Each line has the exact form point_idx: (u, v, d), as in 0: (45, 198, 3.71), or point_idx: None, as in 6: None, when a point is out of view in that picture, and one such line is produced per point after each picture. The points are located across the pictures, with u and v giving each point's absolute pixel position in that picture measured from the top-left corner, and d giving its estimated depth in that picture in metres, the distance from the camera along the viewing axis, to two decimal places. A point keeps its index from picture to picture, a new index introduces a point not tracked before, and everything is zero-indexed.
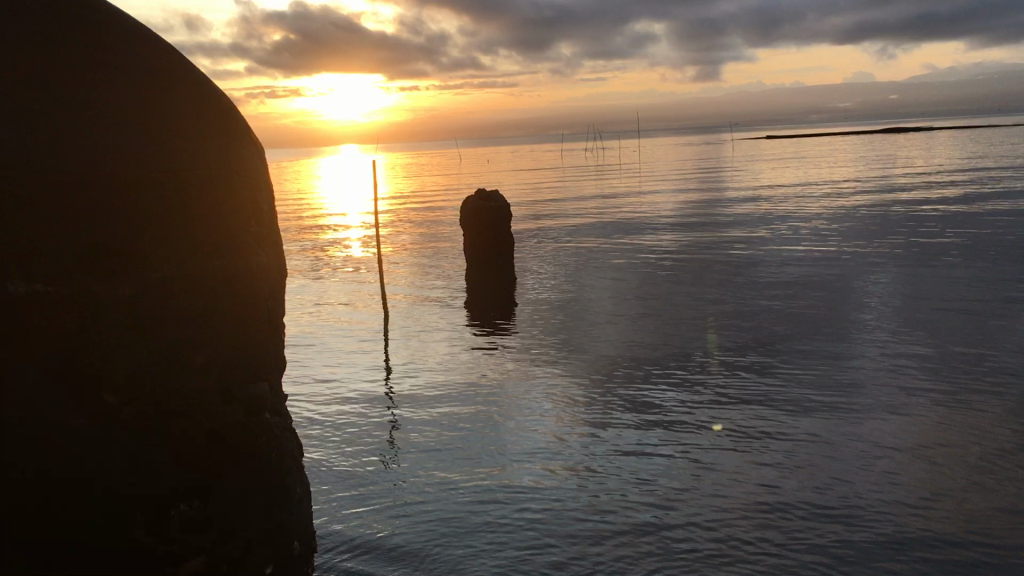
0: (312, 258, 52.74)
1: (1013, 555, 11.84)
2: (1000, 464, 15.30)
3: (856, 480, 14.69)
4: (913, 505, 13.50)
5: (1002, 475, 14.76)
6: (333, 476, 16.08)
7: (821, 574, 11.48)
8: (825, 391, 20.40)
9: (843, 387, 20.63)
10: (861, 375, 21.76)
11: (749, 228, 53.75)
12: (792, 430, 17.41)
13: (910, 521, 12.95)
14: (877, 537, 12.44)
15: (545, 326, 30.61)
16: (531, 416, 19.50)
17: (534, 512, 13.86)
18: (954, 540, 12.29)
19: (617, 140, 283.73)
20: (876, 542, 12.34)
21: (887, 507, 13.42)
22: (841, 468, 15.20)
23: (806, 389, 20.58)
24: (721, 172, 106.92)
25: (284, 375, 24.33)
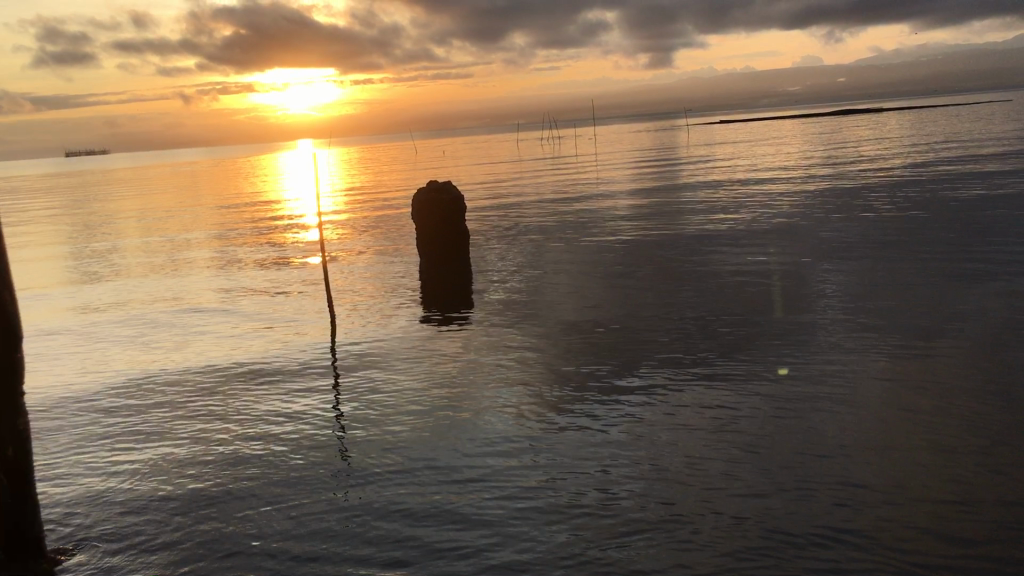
0: (270, 255, 52.41)
1: (948, 514, 12.85)
2: (957, 447, 15.75)
3: (807, 454, 15.56)
4: (862, 476, 14.42)
5: (942, 446, 15.82)
6: (301, 462, 16.50)
7: (774, 533, 12.33)
8: (783, 379, 20.73)
9: (805, 375, 21.00)
10: (820, 363, 22.15)
11: (705, 218, 54.80)
12: (751, 419, 17.70)
13: (858, 490, 13.85)
14: (838, 521, 12.68)
15: (506, 317, 31.22)
16: (491, 403, 20.10)
17: (503, 488, 14.49)
18: (899, 504, 13.22)
19: (570, 132, 284.77)
20: (827, 506, 13.22)
21: (836, 478, 14.35)
22: (793, 443, 16.06)
23: (765, 378, 20.98)
24: (677, 159, 108.09)
25: (248, 369, 24.59)
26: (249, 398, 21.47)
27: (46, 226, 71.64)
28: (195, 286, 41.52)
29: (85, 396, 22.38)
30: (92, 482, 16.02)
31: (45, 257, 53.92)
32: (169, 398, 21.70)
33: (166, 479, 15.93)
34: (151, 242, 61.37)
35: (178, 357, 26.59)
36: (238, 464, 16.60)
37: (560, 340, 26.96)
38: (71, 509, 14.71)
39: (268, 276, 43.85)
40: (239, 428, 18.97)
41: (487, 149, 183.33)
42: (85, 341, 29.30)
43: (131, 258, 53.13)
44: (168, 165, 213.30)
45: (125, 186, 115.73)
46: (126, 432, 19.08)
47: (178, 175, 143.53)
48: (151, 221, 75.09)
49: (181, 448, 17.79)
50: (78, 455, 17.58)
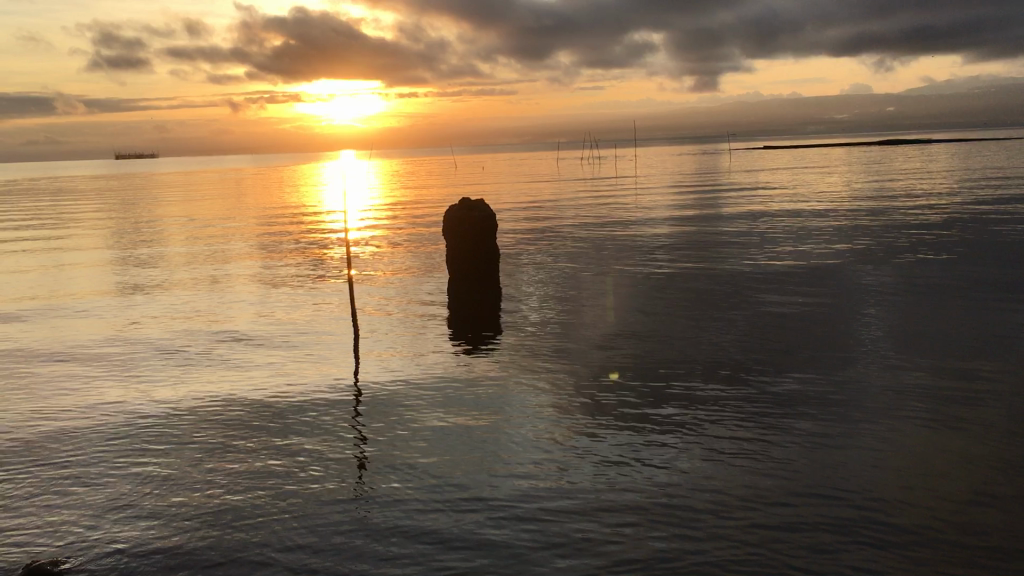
0: (307, 264, 53.02)
1: (971, 559, 12.78)
2: (981, 488, 15.56)
3: (830, 488, 15.51)
4: (884, 514, 14.36)
5: (970, 486, 15.70)
6: (324, 473, 16.77)
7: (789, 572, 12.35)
8: (809, 412, 20.55)
9: (833, 410, 20.86)
10: (849, 398, 21.99)
11: (742, 245, 54.52)
12: (773, 450, 17.65)
13: (879, 528, 13.81)
14: (849, 563, 12.61)
15: (536, 336, 31.37)
16: (516, 422, 20.24)
17: (522, 511, 14.63)
18: (921, 546, 13.16)
19: (612, 152, 284.57)
20: (846, 544, 13.20)
21: (857, 515, 14.30)
22: (817, 478, 16.02)
23: (790, 409, 20.89)
24: (717, 184, 107.63)
25: (278, 378, 24.97)
26: (277, 407, 21.80)
27: (94, 228, 73.28)
28: (232, 292, 42.25)
29: (117, 399, 22.93)
30: (116, 483, 16.43)
31: (90, 258, 55.19)
32: (197, 404, 22.16)
33: (184, 484, 16.27)
34: (191, 246, 62.36)
35: (209, 363, 27.06)
36: (259, 471, 16.93)
37: (588, 362, 27.04)
38: (95, 508, 15.11)
39: (305, 285, 44.47)
40: (263, 436, 19.30)
41: (528, 165, 183.64)
42: (122, 344, 30.03)
43: (171, 262, 53.99)
44: (214, 170, 216.35)
45: (173, 191, 118.00)
46: (153, 435, 19.52)
47: (226, 182, 146.16)
48: (193, 226, 76.33)
49: (205, 454, 18.15)
50: (106, 456, 18.04)
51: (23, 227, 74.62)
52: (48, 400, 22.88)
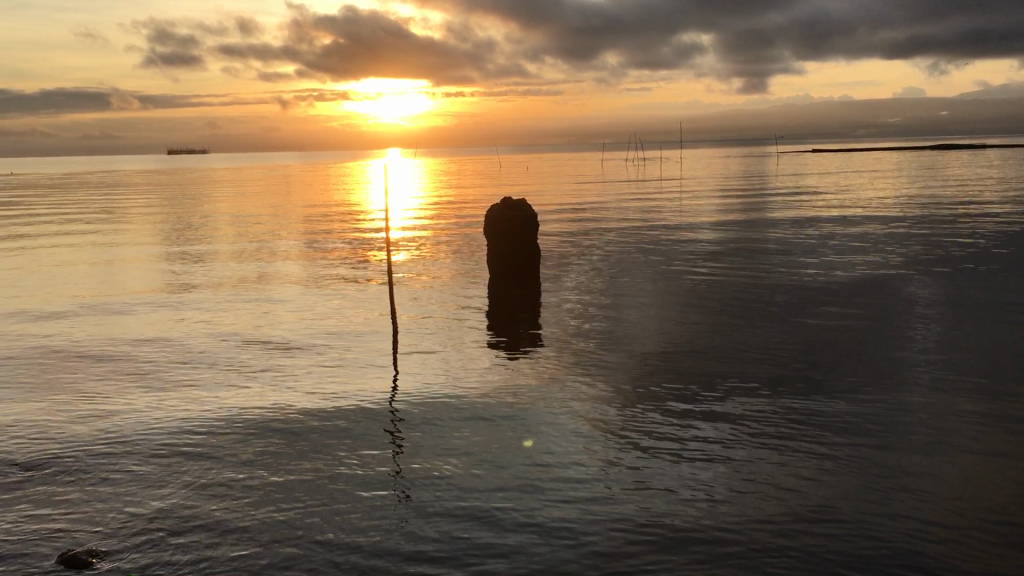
0: (351, 261, 53.61)
1: (1009, 569, 12.69)
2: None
3: (866, 494, 15.47)
4: (921, 521, 14.30)
5: (1011, 495, 15.54)
6: (362, 466, 17.07)
7: None
8: (849, 418, 20.43)
9: (875, 418, 20.54)
10: (892, 406, 21.64)
11: (786, 250, 54.07)
12: (812, 456, 17.58)
13: (916, 536, 13.76)
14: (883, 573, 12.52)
15: (575, 337, 31.46)
16: (552, 420, 20.40)
17: (556, 508, 14.79)
18: (957, 554, 13.11)
19: (658, 153, 283.25)
20: (881, 552, 13.18)
21: (894, 522, 14.25)
22: (853, 484, 15.97)
23: (832, 416, 20.62)
24: (762, 188, 106.72)
25: (319, 372, 25.37)
26: (317, 401, 22.17)
27: (145, 224, 74.69)
28: (277, 289, 42.78)
29: (164, 388, 23.47)
30: (157, 471, 16.70)
31: (140, 254, 56.29)
32: (238, 397, 22.47)
33: (227, 472, 16.67)
34: (237, 242, 63.26)
35: (252, 356, 27.52)
36: (297, 466, 17.10)
37: (627, 363, 27.10)
38: (136, 496, 15.37)
39: (348, 283, 44.86)
40: (301, 430, 19.50)
41: (572, 166, 183.29)
42: (168, 337, 30.55)
43: (218, 258, 54.88)
44: (262, 167, 219.01)
45: (222, 187, 119.84)
46: (197, 423, 19.99)
47: (275, 178, 148.02)
48: (240, 222, 77.46)
49: (244, 445, 18.48)
50: (148, 445, 18.35)
51: (76, 220, 76.17)
52: (94, 390, 23.35)
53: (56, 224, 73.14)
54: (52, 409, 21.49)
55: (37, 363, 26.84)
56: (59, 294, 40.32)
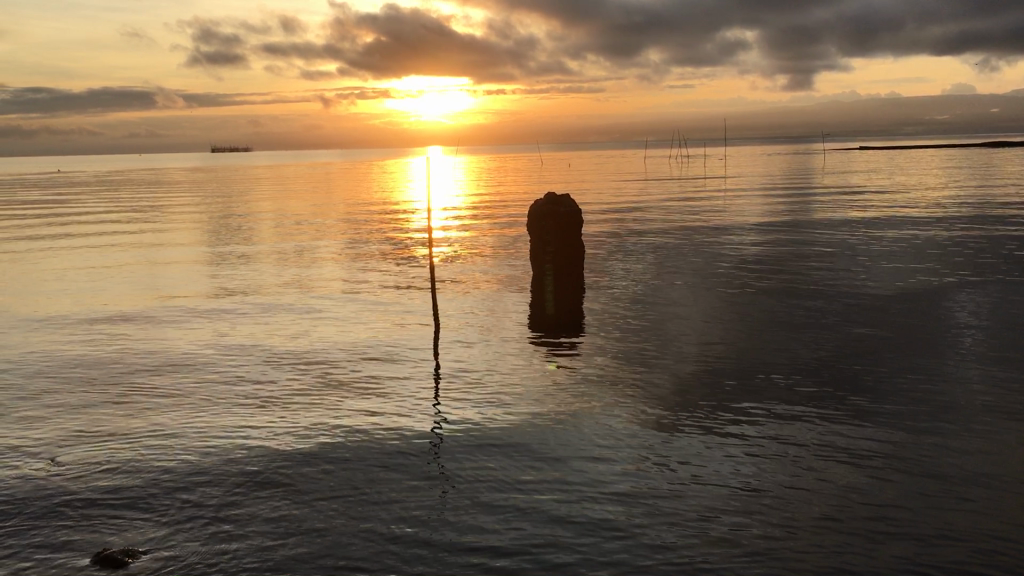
0: (389, 259, 53.25)
1: None
2: None
3: (932, 497, 14.62)
4: (995, 525, 13.43)
5: None
6: (402, 460, 16.55)
7: None
8: (907, 421, 19.52)
9: (936, 421, 19.59)
10: (953, 410, 20.67)
11: (832, 249, 52.84)
12: (871, 457, 16.72)
13: (991, 541, 12.90)
14: None
15: (618, 335, 30.74)
16: (597, 417, 19.73)
17: (606, 506, 14.12)
18: None
19: (697, 153, 280.70)
20: (955, 558, 12.35)
21: (966, 526, 13.41)
22: (918, 486, 15.12)
23: (891, 419, 19.69)
24: (805, 187, 104.99)
25: (359, 367, 24.90)
26: (356, 394, 21.70)
27: (187, 221, 74.80)
28: (317, 286, 42.43)
29: (202, 378, 23.14)
30: (193, 463, 16.25)
31: (183, 253, 56.42)
32: (275, 390, 21.94)
33: (264, 464, 16.20)
34: (276, 239, 63.18)
35: (291, 348, 27.14)
36: (334, 463, 16.41)
37: (671, 361, 26.31)
38: (173, 488, 14.96)
39: (388, 281, 44.38)
40: (338, 425, 18.82)
41: (612, 164, 181.82)
42: (207, 329, 30.19)
43: (258, 255, 54.76)
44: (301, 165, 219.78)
45: (261, 185, 120.03)
46: (235, 415, 19.59)
47: (314, 176, 148.22)
48: (281, 219, 77.54)
49: (283, 437, 18.02)
50: (181, 439, 17.73)
51: (119, 218, 76.67)
52: (130, 380, 22.85)
53: (100, 223, 73.43)
54: (91, 397, 21.20)
55: (76, 352, 26.62)
56: (100, 291, 40.14)
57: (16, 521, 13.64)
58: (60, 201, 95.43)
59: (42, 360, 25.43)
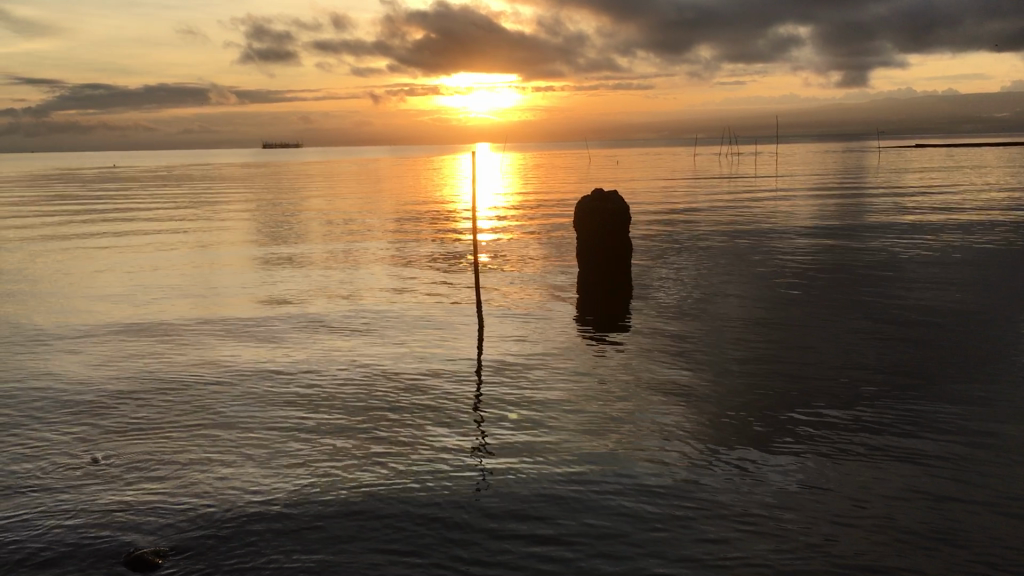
0: (438, 255, 53.44)
1: None
2: None
3: (987, 504, 14.24)
4: None
5: None
6: (448, 457, 16.62)
7: None
8: (963, 424, 19.00)
9: (991, 423, 19.11)
10: (1011, 412, 20.14)
11: (887, 250, 51.89)
12: (924, 461, 16.33)
13: None
14: None
15: (665, 333, 30.51)
16: (643, 417, 19.58)
17: (651, 508, 14.04)
18: None
19: (748, 150, 277.56)
20: (1009, 565, 12.06)
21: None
22: (971, 492, 14.75)
23: (944, 421, 19.27)
24: (859, 185, 103.21)
25: (406, 363, 25.07)
26: (404, 391, 21.84)
27: (241, 216, 75.93)
28: (366, 279, 42.73)
29: (253, 373, 23.45)
30: (244, 458, 16.51)
31: (236, 246, 57.26)
32: (325, 386, 22.17)
33: (312, 459, 16.40)
34: (326, 233, 63.77)
35: (340, 344, 27.38)
36: (380, 458, 16.52)
37: (719, 361, 26.04)
38: (224, 481, 15.20)
39: (437, 276, 44.56)
40: (378, 424, 18.74)
41: (662, 161, 180.37)
42: (257, 325, 30.58)
43: (309, 249, 55.34)
44: (351, 162, 221.51)
45: (311, 180, 121.24)
46: (285, 411, 19.83)
47: (363, 171, 149.36)
48: (331, 214, 78.29)
49: (331, 432, 18.22)
50: (231, 434, 18.02)
51: (175, 213, 78.05)
52: (174, 378, 23.02)
53: (155, 217, 74.70)
54: (146, 391, 21.58)
55: (132, 345, 27.16)
56: (153, 283, 40.76)
57: (55, 515, 13.71)
58: (117, 196, 97.33)
59: (100, 353, 26.03)
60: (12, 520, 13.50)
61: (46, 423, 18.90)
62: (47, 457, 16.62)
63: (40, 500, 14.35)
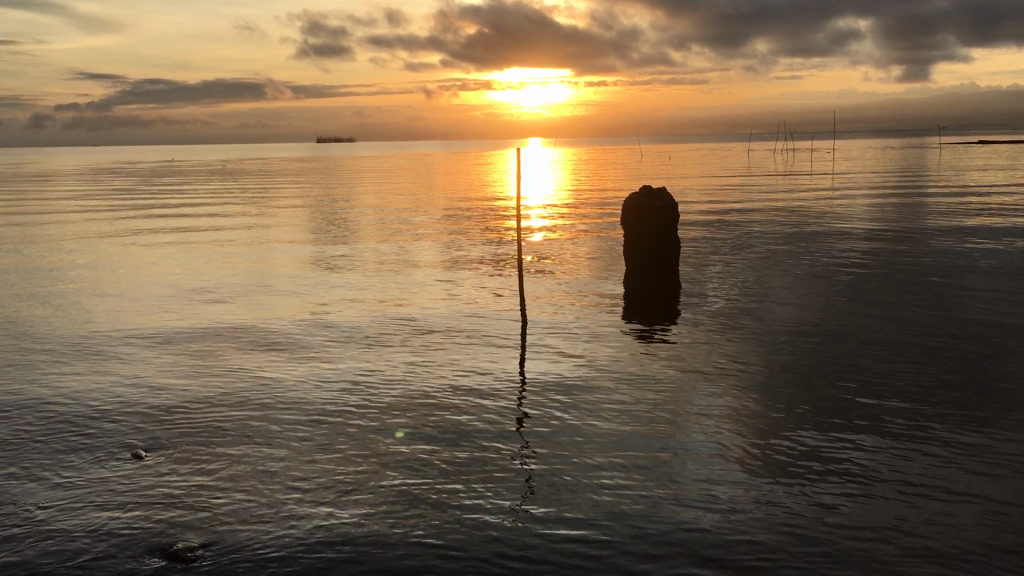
0: (487, 250, 53.53)
1: None
2: None
3: None
4: None
5: None
6: (488, 456, 16.72)
7: None
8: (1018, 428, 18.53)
9: None
10: None
11: (945, 251, 50.76)
12: (975, 466, 15.98)
13: None
14: None
15: (713, 330, 30.21)
16: (686, 414, 19.48)
17: (690, 505, 14.00)
18: None
19: (805, 146, 273.32)
20: None
21: None
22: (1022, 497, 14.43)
23: (998, 423, 18.80)
24: (919, 183, 100.92)
25: (451, 362, 25.23)
26: (447, 390, 21.98)
27: (294, 212, 76.86)
28: (415, 275, 43.03)
29: (301, 371, 23.81)
30: (288, 452, 16.80)
31: (288, 240, 58.04)
32: (369, 384, 22.42)
33: (355, 454, 16.64)
34: (377, 228, 64.25)
35: (387, 343, 27.62)
36: (421, 454, 16.66)
37: (766, 358, 25.72)
38: (270, 474, 15.50)
39: (485, 272, 44.66)
40: (418, 424, 18.76)
41: (716, 157, 178.45)
42: (306, 323, 30.98)
43: (360, 244, 55.96)
44: (404, 158, 222.91)
45: (365, 176, 122.46)
46: (329, 408, 20.11)
47: (415, 168, 150.27)
48: (383, 210, 78.94)
49: (373, 429, 18.42)
50: (277, 429, 18.33)
51: (230, 207, 79.28)
52: (221, 374, 23.33)
53: (213, 211, 76.09)
54: (196, 385, 22.01)
55: (184, 341, 27.72)
56: (207, 278, 41.53)
57: (106, 501, 14.11)
58: (176, 190, 99.31)
59: (154, 348, 26.60)
60: (66, 506, 13.93)
61: (101, 414, 19.39)
62: (98, 447, 17.07)
63: (93, 488, 14.76)
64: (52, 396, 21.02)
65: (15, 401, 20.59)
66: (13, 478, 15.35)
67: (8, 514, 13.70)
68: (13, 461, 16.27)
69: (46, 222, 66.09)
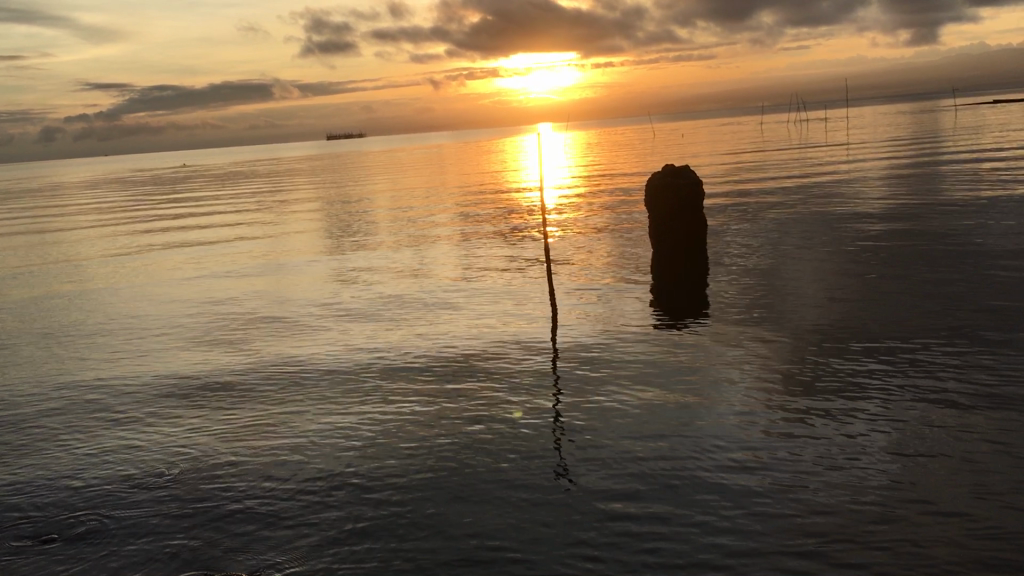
0: (505, 239, 53.32)
1: None
2: None
3: None
4: None
5: None
6: (527, 440, 16.73)
7: None
8: None
9: None
10: None
11: (967, 216, 50.24)
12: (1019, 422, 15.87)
13: None
14: None
15: (740, 308, 30.05)
16: (721, 388, 19.42)
17: (737, 480, 13.97)
18: None
19: (815, 116, 271.06)
20: None
21: None
22: None
23: None
24: (934, 147, 99.91)
25: (481, 351, 25.16)
26: (481, 377, 21.94)
27: (310, 210, 76.75)
28: (436, 270, 42.81)
29: (333, 368, 23.80)
30: (331, 446, 16.88)
31: (307, 239, 57.91)
32: (402, 377, 22.39)
33: (396, 446, 16.67)
34: (392, 223, 64.00)
35: (415, 337, 27.59)
36: (461, 443, 16.69)
37: (797, 331, 25.57)
38: (315, 470, 15.60)
39: (505, 263, 44.41)
40: (459, 417, 18.32)
41: (727, 132, 176.84)
42: (331, 322, 30.92)
43: (378, 239, 55.76)
44: (412, 151, 221.87)
45: (378, 172, 121.89)
46: (365, 401, 20.10)
47: (426, 159, 149.61)
48: (397, 203, 78.67)
49: (410, 419, 18.44)
50: (317, 425, 18.37)
51: (246, 211, 79.09)
52: (252, 377, 23.28)
53: (225, 216, 75.52)
54: (232, 389, 22.06)
55: (214, 348, 27.68)
56: (229, 286, 41.43)
57: (159, 509, 14.23)
58: (187, 196, 98.89)
59: (184, 356, 26.63)
60: (121, 516, 14.04)
61: (141, 423, 19.46)
62: (142, 454, 17.16)
63: (145, 495, 14.87)
64: (91, 409, 21.04)
65: (52, 417, 20.58)
66: (63, 489, 15.47)
67: (62, 529, 13.75)
68: (57, 475, 16.31)
69: (64, 238, 65.96)
